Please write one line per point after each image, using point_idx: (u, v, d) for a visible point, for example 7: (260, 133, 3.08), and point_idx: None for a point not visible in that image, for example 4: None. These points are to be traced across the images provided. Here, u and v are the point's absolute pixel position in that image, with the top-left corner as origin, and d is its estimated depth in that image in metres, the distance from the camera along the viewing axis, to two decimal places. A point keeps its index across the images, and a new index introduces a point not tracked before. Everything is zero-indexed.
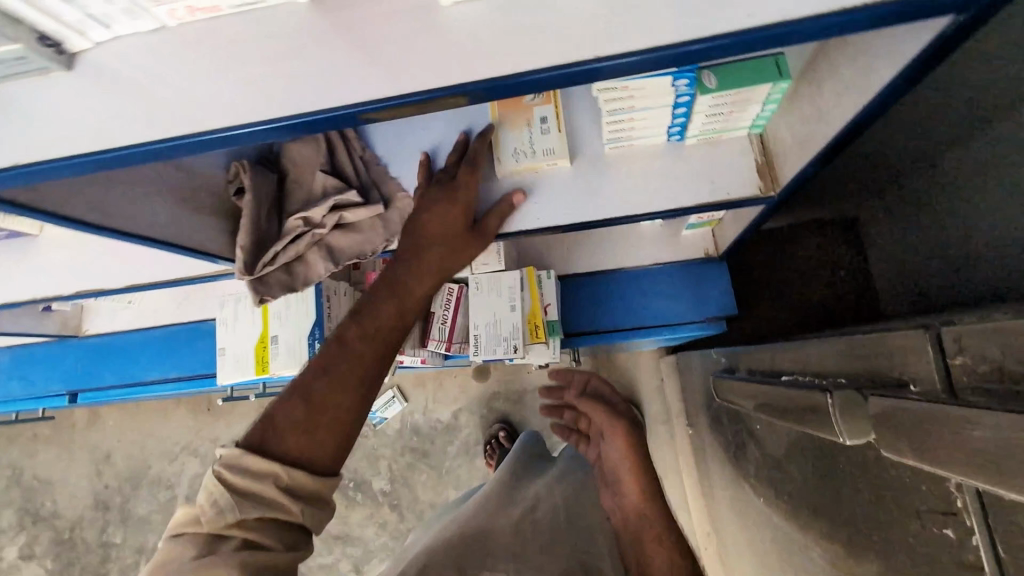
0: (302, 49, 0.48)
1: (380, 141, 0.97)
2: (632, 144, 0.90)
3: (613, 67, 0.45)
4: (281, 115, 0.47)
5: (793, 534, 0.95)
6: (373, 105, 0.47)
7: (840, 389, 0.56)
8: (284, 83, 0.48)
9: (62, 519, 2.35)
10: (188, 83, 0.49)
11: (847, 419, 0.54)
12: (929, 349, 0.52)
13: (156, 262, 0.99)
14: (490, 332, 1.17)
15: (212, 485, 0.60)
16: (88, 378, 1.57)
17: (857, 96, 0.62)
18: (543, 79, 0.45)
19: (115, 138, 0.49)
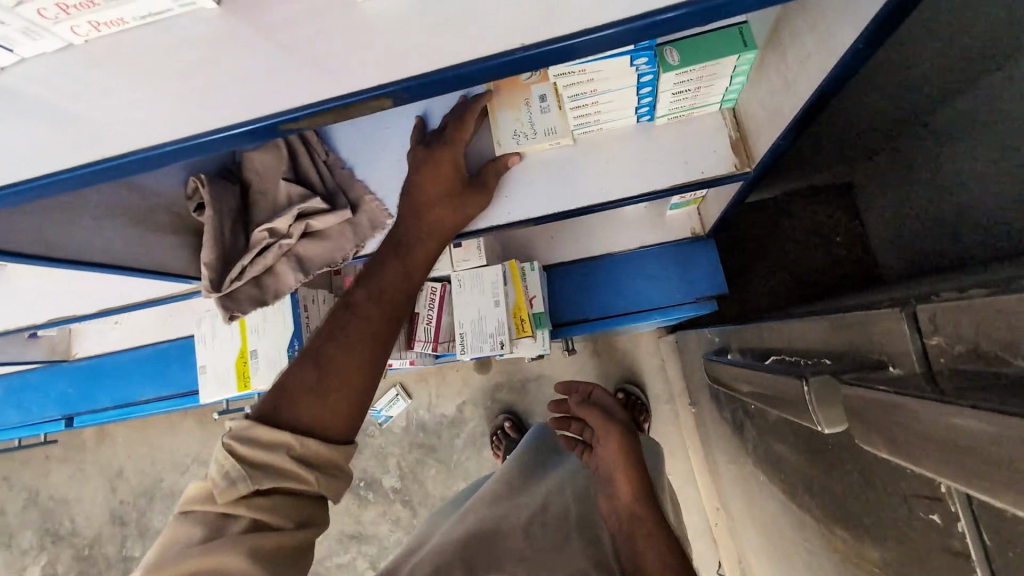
0: (217, 58, 0.45)
1: (344, 144, 0.94)
2: (600, 128, 0.87)
3: (590, 42, 0.41)
4: (198, 131, 0.45)
5: (794, 512, 0.93)
6: (295, 114, 0.44)
7: (815, 375, 0.54)
8: (199, 97, 0.45)
9: (81, 536, 2.37)
10: (98, 104, 0.46)
11: (823, 408, 0.52)
12: (907, 330, 0.49)
13: (124, 284, 0.97)
14: (474, 331, 1.15)
15: (222, 458, 0.53)
16: (83, 401, 1.57)
17: (821, 63, 0.58)
18: (519, 60, 0.42)
19: (30, 168, 0.46)
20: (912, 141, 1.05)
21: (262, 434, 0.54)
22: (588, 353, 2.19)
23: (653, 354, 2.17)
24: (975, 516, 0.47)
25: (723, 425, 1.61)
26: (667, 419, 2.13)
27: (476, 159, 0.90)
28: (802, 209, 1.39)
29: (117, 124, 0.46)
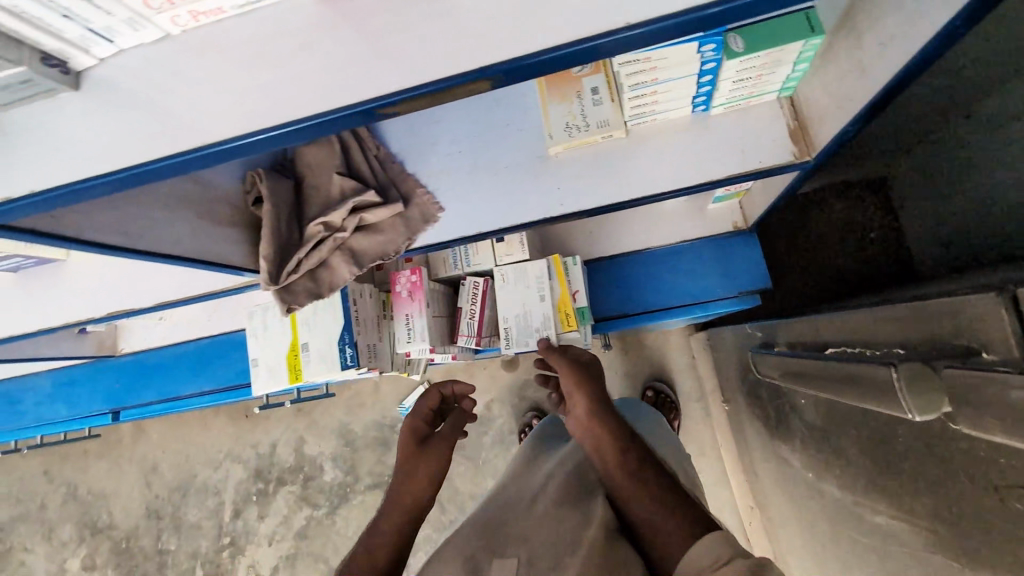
0: (311, 44, 0.46)
1: (394, 139, 0.95)
2: (654, 118, 0.87)
3: (647, 33, 0.42)
4: (290, 119, 0.46)
5: (848, 510, 0.91)
6: (395, 97, 0.44)
7: (903, 363, 0.54)
8: (294, 83, 0.46)
9: (118, 530, 2.43)
10: (193, 94, 0.47)
11: (915, 392, 0.52)
12: (1004, 315, 0.49)
13: (181, 278, 0.99)
14: (519, 325, 1.15)
15: None
16: (129, 395, 1.60)
17: (901, 45, 0.57)
18: (572, 53, 0.42)
19: (126, 157, 0.48)
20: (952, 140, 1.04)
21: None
22: (617, 352, 2.18)
23: (682, 352, 2.15)
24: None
25: (760, 422, 1.58)
26: (698, 417, 2.11)
27: (524, 154, 0.91)
28: (843, 203, 1.38)
29: (210, 114, 0.47)
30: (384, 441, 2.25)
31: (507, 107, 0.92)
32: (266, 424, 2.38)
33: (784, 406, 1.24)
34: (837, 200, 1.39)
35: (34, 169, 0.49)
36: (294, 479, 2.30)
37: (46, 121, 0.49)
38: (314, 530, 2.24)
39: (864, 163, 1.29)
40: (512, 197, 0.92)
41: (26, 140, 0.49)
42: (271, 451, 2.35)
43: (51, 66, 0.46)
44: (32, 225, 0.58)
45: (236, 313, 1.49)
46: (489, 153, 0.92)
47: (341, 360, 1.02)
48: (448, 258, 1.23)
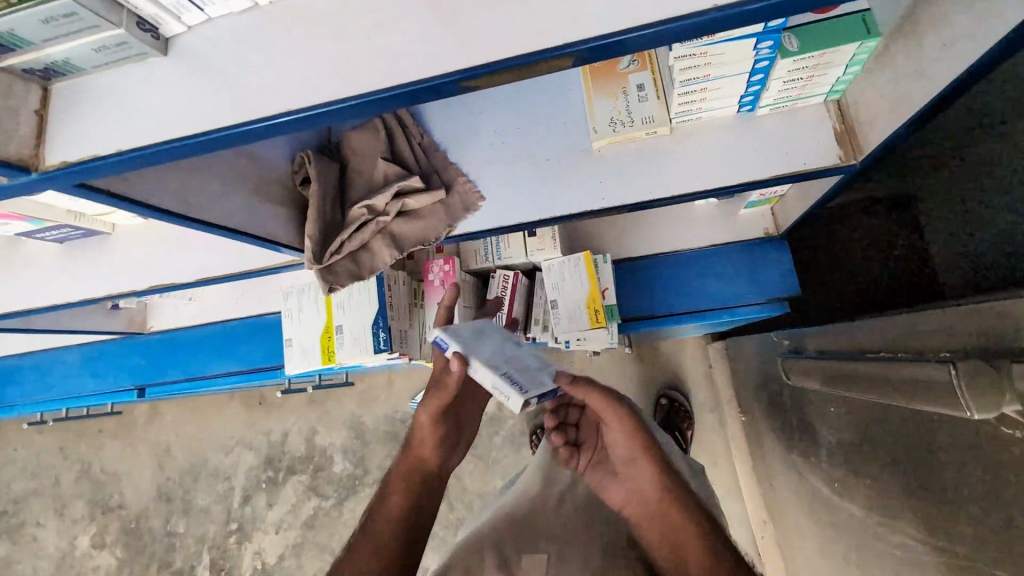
0: (395, 19, 0.48)
1: (437, 128, 0.96)
2: (700, 116, 0.87)
3: (733, 15, 0.43)
4: (375, 88, 0.48)
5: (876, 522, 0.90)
6: (477, 70, 0.46)
7: (962, 361, 0.63)
8: (378, 55, 0.48)
9: (128, 509, 2.45)
10: (278, 65, 0.50)
11: (972, 390, 0.61)
12: None
13: (221, 255, 1.02)
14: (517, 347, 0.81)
15: None
16: (154, 372, 1.63)
17: (968, 46, 0.58)
18: (658, 33, 0.44)
19: (208, 120, 0.50)
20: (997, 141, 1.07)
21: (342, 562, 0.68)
22: (632, 358, 2.18)
23: (698, 362, 2.14)
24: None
25: (779, 433, 1.57)
26: (711, 428, 2.09)
27: (567, 147, 0.92)
28: (861, 221, 1.32)
29: (292, 84, 0.49)
30: (395, 435, 2.26)
31: (552, 101, 0.94)
32: (280, 412, 2.41)
33: (809, 415, 1.23)
34: (855, 216, 1.33)
35: (116, 128, 0.51)
36: (304, 469, 2.32)
37: (129, 84, 0.51)
38: (321, 521, 2.25)
39: (876, 181, 1.28)
40: (552, 189, 0.92)
41: (107, 102, 0.52)
42: (283, 439, 2.37)
43: (144, 30, 0.49)
44: (104, 185, 0.60)
45: (263, 297, 1.51)
46: (531, 145, 0.93)
47: (373, 344, 1.03)
48: (479, 249, 1.23)
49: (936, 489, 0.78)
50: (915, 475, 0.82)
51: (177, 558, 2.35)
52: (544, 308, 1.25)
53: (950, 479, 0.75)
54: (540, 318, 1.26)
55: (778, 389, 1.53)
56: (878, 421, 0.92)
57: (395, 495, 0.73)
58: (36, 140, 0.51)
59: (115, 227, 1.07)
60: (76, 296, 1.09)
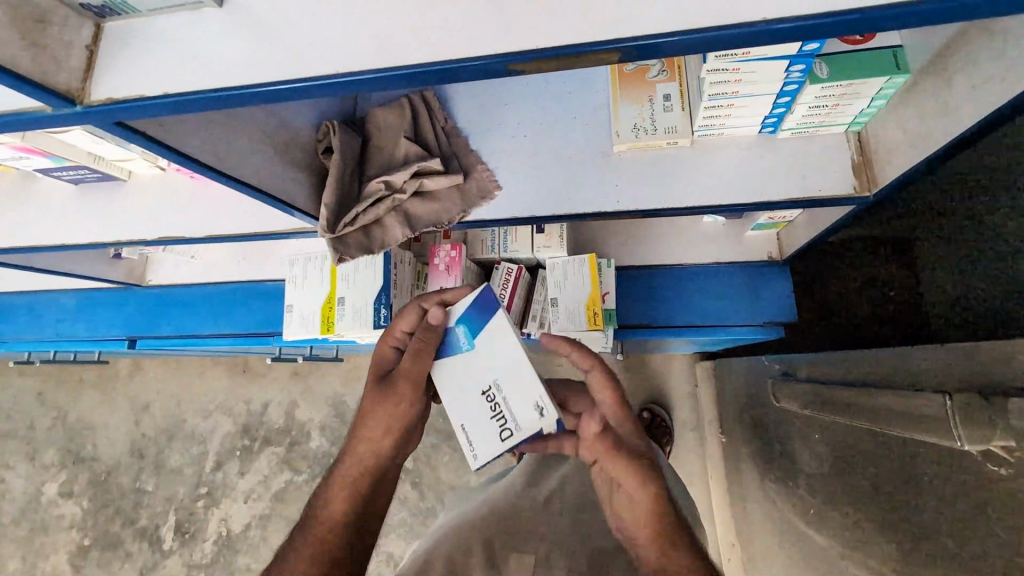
0: None
1: (462, 114, 0.97)
2: (721, 133, 0.89)
3: (785, 29, 0.45)
4: (426, 61, 0.49)
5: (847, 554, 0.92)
6: (527, 55, 0.47)
7: (961, 393, 0.65)
8: (431, 26, 0.49)
9: (100, 462, 2.44)
10: (330, 27, 0.51)
11: (966, 425, 0.63)
12: None
13: (232, 212, 1.02)
14: (456, 383, 0.80)
15: None
16: (147, 325, 1.62)
17: (993, 91, 0.59)
18: (712, 39, 0.45)
19: (257, 75, 0.51)
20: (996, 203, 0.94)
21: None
22: (620, 368, 2.20)
23: (685, 381, 2.16)
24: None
25: (757, 458, 1.59)
26: (691, 447, 2.11)
27: (589, 147, 0.93)
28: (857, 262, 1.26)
29: (342, 49, 0.50)
30: None
31: (578, 99, 0.95)
32: (263, 381, 2.40)
33: (791, 442, 1.25)
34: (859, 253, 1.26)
35: (166, 71, 0.52)
36: (280, 441, 2.32)
37: (180, 29, 0.52)
38: (292, 495, 2.25)
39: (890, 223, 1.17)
40: (571, 186, 0.92)
41: (156, 45, 0.52)
42: (262, 410, 2.37)
43: None
44: (142, 127, 0.61)
45: (264, 264, 1.51)
46: (553, 141, 0.94)
47: (374, 319, 1.04)
48: (486, 240, 1.22)
49: (913, 523, 0.79)
50: (893, 507, 0.84)
51: (143, 516, 2.33)
52: (543, 306, 1.25)
53: (929, 517, 0.76)
54: (538, 315, 1.26)
55: (762, 414, 1.55)
56: (860, 453, 0.94)
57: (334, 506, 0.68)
58: (85, 73, 0.52)
59: (131, 174, 1.08)
60: (82, 240, 1.09)
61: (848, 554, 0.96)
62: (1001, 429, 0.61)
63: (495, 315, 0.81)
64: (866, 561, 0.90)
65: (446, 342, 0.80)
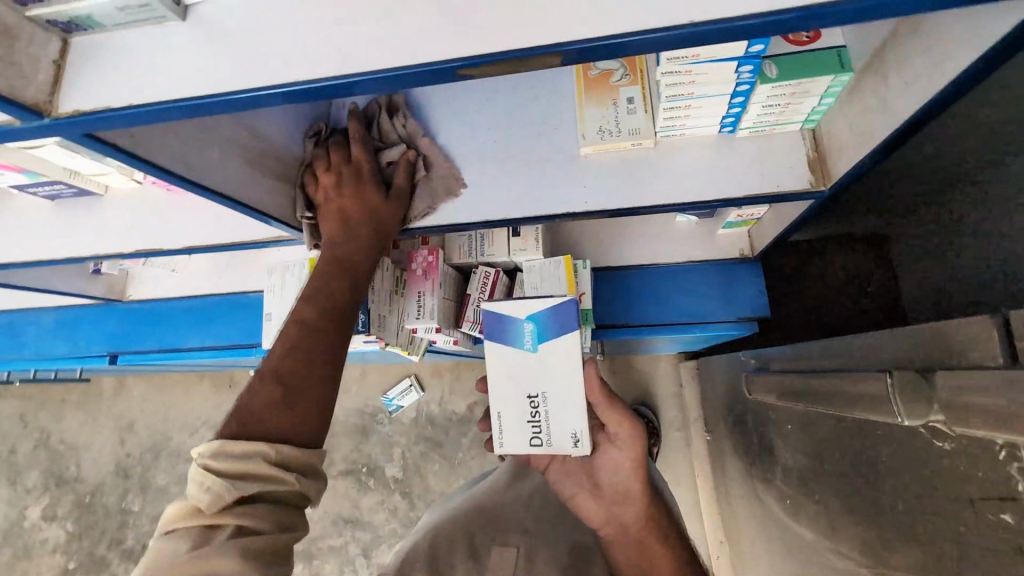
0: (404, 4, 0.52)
1: (432, 121, 0.99)
2: (682, 133, 0.92)
3: (711, 31, 0.48)
4: (377, 68, 0.51)
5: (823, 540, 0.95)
6: (474, 60, 0.50)
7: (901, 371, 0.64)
8: (384, 37, 0.51)
9: (84, 483, 2.40)
10: (289, 40, 0.53)
11: (907, 401, 0.61)
12: (999, 334, 0.55)
13: (210, 222, 1.03)
14: (511, 372, 0.84)
15: (201, 476, 0.58)
16: (128, 340, 1.62)
17: (925, 86, 0.63)
18: (643, 42, 0.48)
19: (223, 84, 0.53)
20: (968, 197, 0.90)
21: (234, 449, 0.60)
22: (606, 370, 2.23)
23: (670, 381, 2.19)
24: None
25: (739, 454, 1.62)
26: (678, 446, 2.14)
27: (556, 150, 0.95)
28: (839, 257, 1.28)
29: (305, 58, 0.52)
30: (364, 429, 2.26)
31: (545, 103, 0.98)
32: None
33: (769, 435, 1.28)
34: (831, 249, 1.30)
35: (132, 84, 0.54)
36: None
37: (147, 44, 0.54)
38: None
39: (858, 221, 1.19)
40: (541, 188, 0.95)
41: (123, 58, 0.54)
42: None
43: None
44: (112, 138, 0.63)
45: (246, 276, 1.52)
46: (522, 144, 0.96)
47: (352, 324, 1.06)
48: (463, 245, 1.23)
49: (874, 505, 0.82)
50: (857, 492, 0.87)
51: (130, 536, 2.30)
52: None
53: (887, 499, 0.78)
54: None
55: (741, 411, 1.58)
56: (826, 439, 0.97)
57: (277, 358, 0.70)
58: (53, 88, 0.54)
59: (108, 189, 1.09)
60: (59, 255, 1.10)
61: (823, 541, 0.98)
62: (936, 405, 0.60)
63: (566, 332, 0.82)
64: (839, 546, 0.92)
65: (511, 332, 0.84)
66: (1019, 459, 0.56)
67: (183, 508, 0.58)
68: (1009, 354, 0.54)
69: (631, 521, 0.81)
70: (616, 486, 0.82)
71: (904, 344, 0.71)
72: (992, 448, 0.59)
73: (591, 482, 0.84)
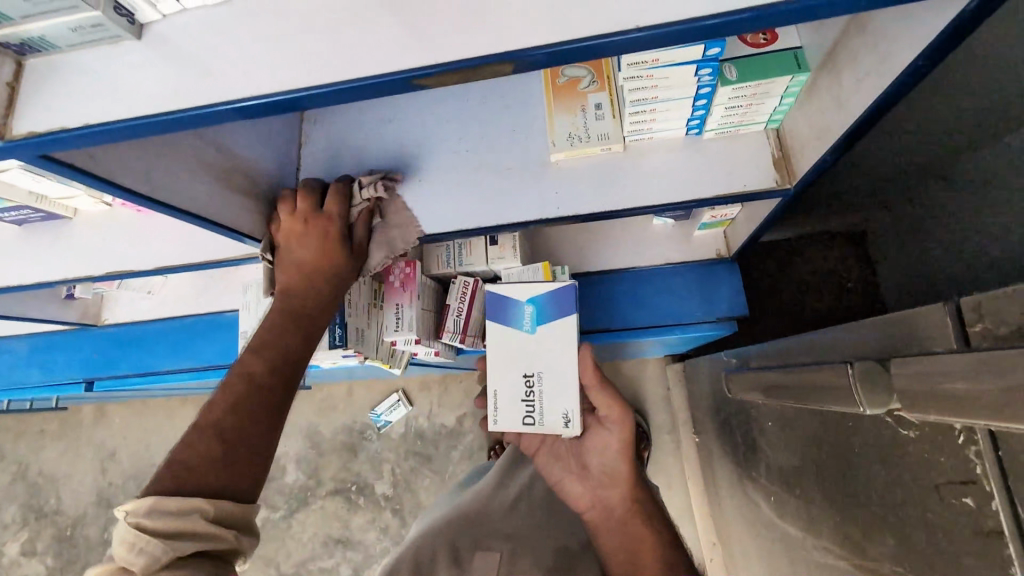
0: (358, 18, 0.52)
1: (405, 134, 1.00)
2: (650, 137, 0.93)
3: (657, 36, 0.48)
4: (333, 81, 0.51)
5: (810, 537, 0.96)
6: (428, 70, 0.50)
7: (860, 362, 0.64)
8: (339, 50, 0.52)
9: (65, 516, 2.34)
10: (245, 57, 0.53)
11: (867, 392, 0.62)
12: (951, 319, 0.57)
13: (181, 242, 1.02)
14: (508, 350, 0.89)
15: (131, 537, 0.56)
16: (106, 366, 1.59)
17: (876, 83, 0.65)
18: (592, 47, 0.49)
19: (181, 100, 0.53)
20: (952, 188, 0.90)
21: (170, 505, 0.58)
22: None
23: (658, 385, 2.20)
24: (1003, 469, 0.53)
25: (727, 454, 1.63)
26: (669, 449, 2.15)
27: (526, 157, 0.96)
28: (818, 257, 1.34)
29: (262, 73, 0.52)
30: (352, 447, 2.24)
31: (515, 111, 0.99)
32: None
33: (753, 434, 1.29)
34: (816, 248, 1.35)
35: (87, 104, 0.53)
36: None
37: (101, 64, 0.54)
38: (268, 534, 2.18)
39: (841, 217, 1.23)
40: (514, 195, 0.95)
41: (77, 79, 0.54)
42: None
43: (121, 15, 0.52)
44: (71, 159, 0.62)
45: (225, 295, 1.50)
46: (494, 153, 0.97)
47: (329, 339, 1.06)
48: (441, 255, 1.23)
49: (850, 496, 0.83)
50: (835, 486, 0.87)
51: None
52: None
53: (861, 490, 0.79)
54: None
55: (726, 410, 1.59)
56: (803, 433, 0.98)
57: (218, 414, 0.67)
58: (6, 110, 0.53)
59: (77, 212, 1.08)
60: (29, 281, 1.08)
61: (807, 535, 0.99)
62: (896, 394, 0.61)
63: (564, 316, 0.88)
64: (821, 539, 0.93)
65: (511, 313, 0.89)
66: (976, 443, 0.56)
67: (108, 568, 0.56)
68: (961, 339, 0.56)
69: (617, 502, 0.82)
70: (603, 468, 0.85)
71: (869, 337, 0.73)
72: (951, 434, 0.59)
73: (579, 464, 0.88)
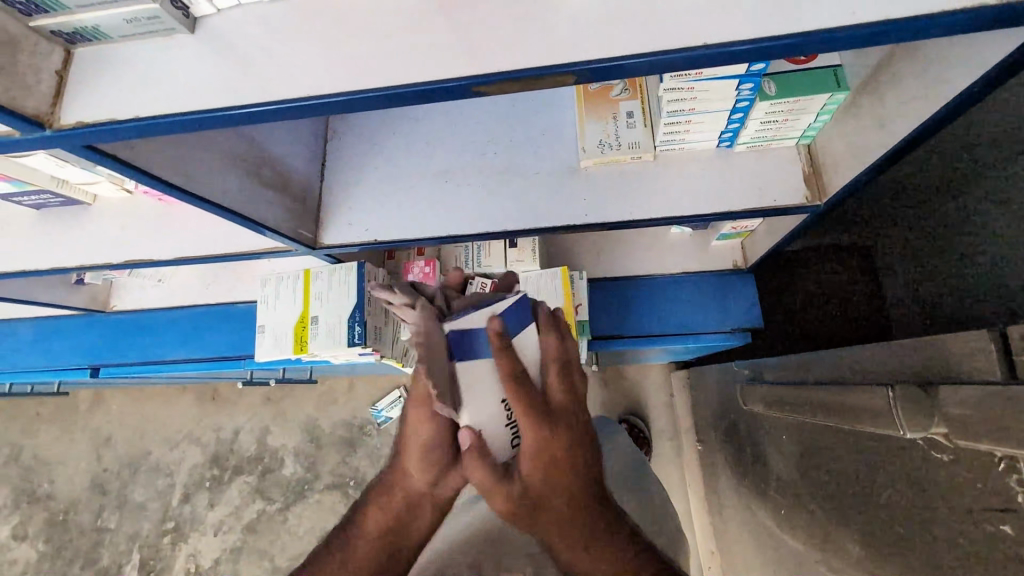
0: (418, 23, 0.52)
1: (434, 134, 1.01)
2: (681, 147, 0.93)
3: (723, 54, 0.48)
4: (394, 84, 0.51)
5: (824, 553, 0.95)
6: (489, 78, 0.50)
7: (901, 384, 0.65)
8: (396, 51, 0.51)
9: (57, 500, 2.32)
10: (296, 56, 0.53)
11: (907, 414, 0.63)
12: (996, 347, 0.58)
13: (204, 233, 1.01)
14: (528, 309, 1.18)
15: None
16: (111, 353, 1.58)
17: (923, 106, 0.65)
18: (658, 61, 0.49)
19: (231, 96, 0.52)
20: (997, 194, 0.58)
21: None
22: (597, 381, 2.23)
23: (661, 391, 2.20)
24: None
25: (732, 463, 1.62)
26: (670, 457, 2.14)
27: (556, 162, 0.96)
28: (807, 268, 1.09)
29: (319, 70, 0.52)
30: (352, 441, 2.22)
31: (546, 115, 0.99)
32: (234, 408, 2.34)
33: (763, 445, 1.28)
34: (805, 265, 1.11)
35: (137, 97, 0.53)
36: (251, 470, 2.24)
37: (151, 56, 0.54)
38: (264, 526, 2.17)
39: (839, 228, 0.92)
40: (544, 198, 0.94)
41: (128, 71, 0.53)
42: (232, 437, 2.30)
43: (177, 8, 0.52)
44: (113, 150, 0.61)
45: (236, 288, 1.49)
46: (523, 155, 0.97)
47: (348, 337, 1.04)
48: (460, 255, 1.22)
49: (872, 515, 0.82)
50: (853, 504, 0.87)
51: (105, 556, 2.22)
52: None
53: (883, 508, 0.79)
54: None
55: (734, 420, 1.59)
56: (821, 450, 0.98)
57: None
58: (55, 99, 0.52)
59: (96, 199, 1.07)
60: (44, 266, 1.07)
61: (818, 552, 0.98)
62: (938, 416, 0.61)
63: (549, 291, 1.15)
64: (833, 552, 0.92)
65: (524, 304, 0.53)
66: (1017, 471, 0.57)
67: None
68: (1008, 367, 0.57)
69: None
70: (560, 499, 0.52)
71: (905, 356, 0.73)
72: (989, 460, 0.60)
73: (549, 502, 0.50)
